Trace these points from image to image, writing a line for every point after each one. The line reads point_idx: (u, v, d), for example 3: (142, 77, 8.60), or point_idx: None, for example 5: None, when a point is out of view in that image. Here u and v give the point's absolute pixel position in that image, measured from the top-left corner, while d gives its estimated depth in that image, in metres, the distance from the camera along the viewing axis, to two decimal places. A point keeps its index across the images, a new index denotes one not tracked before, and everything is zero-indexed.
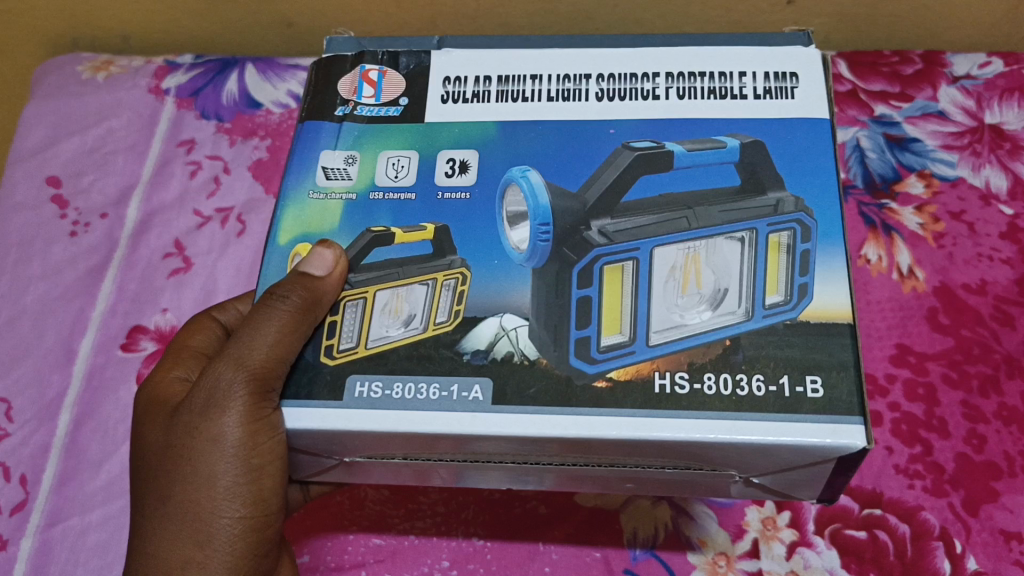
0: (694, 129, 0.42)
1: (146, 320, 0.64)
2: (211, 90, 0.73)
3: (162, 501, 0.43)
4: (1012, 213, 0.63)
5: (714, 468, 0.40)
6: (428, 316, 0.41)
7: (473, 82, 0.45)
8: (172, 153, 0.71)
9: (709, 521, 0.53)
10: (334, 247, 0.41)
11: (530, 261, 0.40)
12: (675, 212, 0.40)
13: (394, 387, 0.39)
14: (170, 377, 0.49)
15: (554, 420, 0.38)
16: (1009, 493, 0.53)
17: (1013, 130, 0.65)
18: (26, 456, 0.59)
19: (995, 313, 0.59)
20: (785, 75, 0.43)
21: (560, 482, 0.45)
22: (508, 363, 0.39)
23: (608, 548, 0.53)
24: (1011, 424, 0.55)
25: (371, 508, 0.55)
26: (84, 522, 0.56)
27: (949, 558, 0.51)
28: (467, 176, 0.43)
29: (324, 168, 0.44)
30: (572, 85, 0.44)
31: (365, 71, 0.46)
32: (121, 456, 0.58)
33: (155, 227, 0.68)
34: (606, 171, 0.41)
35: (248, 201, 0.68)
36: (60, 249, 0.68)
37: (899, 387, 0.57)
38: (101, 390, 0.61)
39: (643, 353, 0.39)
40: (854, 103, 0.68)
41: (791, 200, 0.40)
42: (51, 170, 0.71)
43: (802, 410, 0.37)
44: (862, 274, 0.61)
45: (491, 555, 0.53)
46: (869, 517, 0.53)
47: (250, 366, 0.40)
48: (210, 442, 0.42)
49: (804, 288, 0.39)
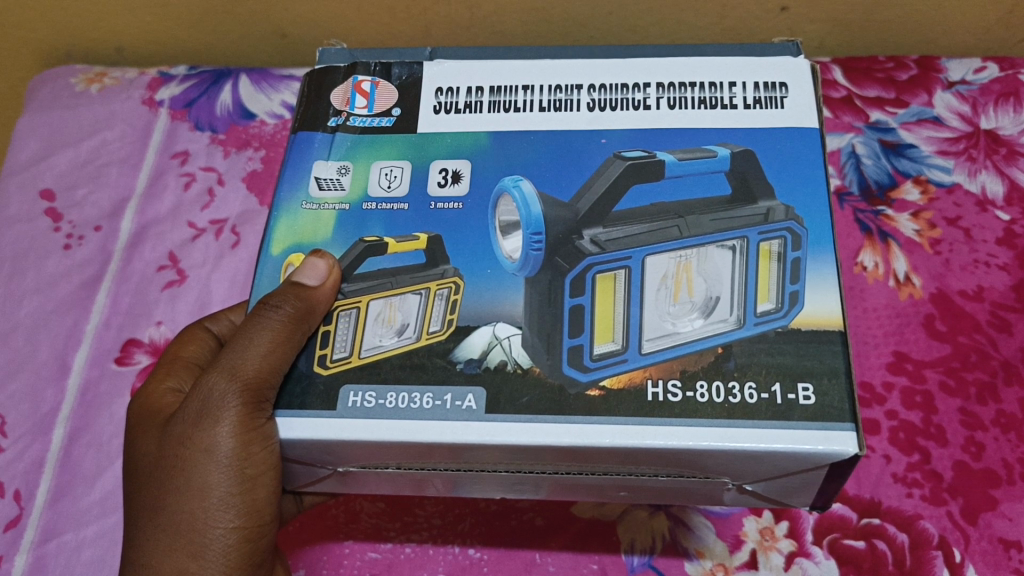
0: (685, 138, 0.43)
1: (140, 333, 0.64)
2: (205, 101, 0.74)
3: (156, 511, 0.43)
4: (1009, 219, 0.63)
5: (707, 476, 0.40)
6: (421, 325, 0.41)
7: (466, 92, 0.45)
8: (166, 165, 0.72)
9: (706, 531, 0.53)
10: (327, 256, 0.41)
11: (523, 269, 0.40)
12: (667, 221, 0.40)
13: (387, 397, 0.39)
14: (163, 389, 0.49)
15: (547, 428, 0.38)
16: (1008, 501, 0.52)
17: (1009, 136, 0.65)
18: (20, 471, 0.59)
19: (992, 319, 0.59)
20: (775, 85, 0.43)
21: (555, 489, 0.45)
22: (502, 372, 0.39)
23: (605, 557, 0.53)
24: (1009, 432, 0.55)
25: (367, 522, 0.55)
26: (78, 537, 0.56)
27: (949, 567, 0.51)
28: (460, 186, 0.43)
29: (317, 179, 0.44)
30: (565, 95, 0.44)
31: (358, 81, 0.46)
32: (115, 470, 0.58)
33: (150, 240, 0.69)
34: (598, 180, 0.41)
35: (243, 213, 0.69)
36: (54, 262, 0.68)
37: (896, 395, 0.57)
38: (95, 405, 0.61)
39: (635, 361, 0.39)
40: (849, 109, 0.68)
41: (782, 208, 0.41)
42: (45, 184, 0.71)
43: (794, 417, 0.37)
44: (858, 281, 0.61)
45: (487, 567, 0.53)
46: (868, 526, 0.52)
47: (243, 376, 0.40)
48: (204, 453, 0.42)
49: (795, 296, 0.39)
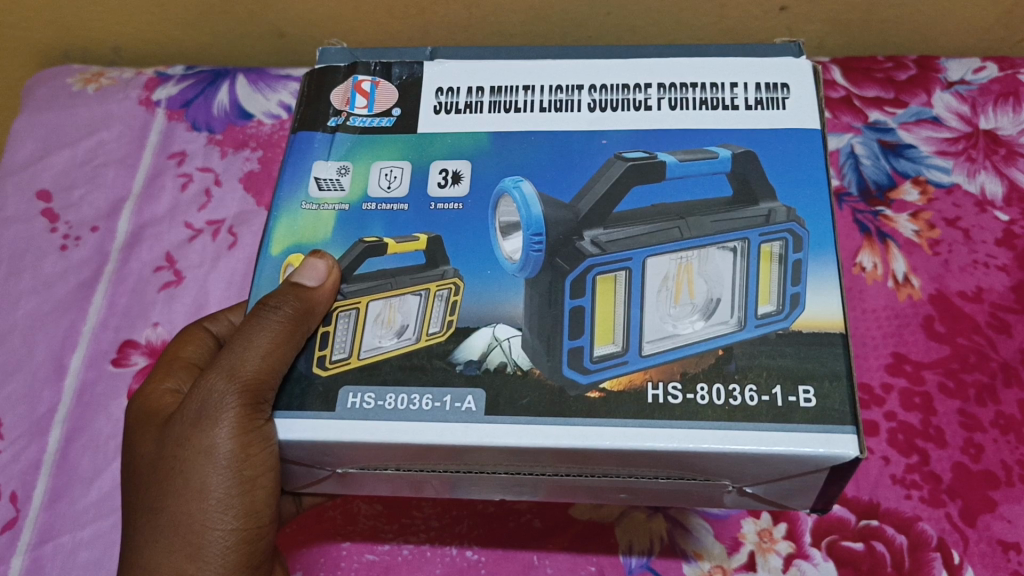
0: (686, 139, 0.42)
1: (138, 334, 0.64)
2: (203, 101, 0.73)
3: (154, 513, 0.42)
4: (1008, 220, 0.63)
5: (707, 478, 0.40)
6: (421, 326, 0.40)
7: (466, 92, 0.45)
8: (163, 165, 0.71)
9: (704, 533, 0.53)
10: (327, 257, 0.41)
11: (523, 271, 0.40)
12: (668, 222, 0.40)
13: (387, 398, 0.39)
14: (162, 389, 0.49)
15: (548, 430, 0.38)
16: (1007, 503, 0.52)
17: (1009, 136, 0.65)
18: (17, 473, 0.59)
19: (991, 321, 0.59)
20: (776, 86, 0.43)
21: (553, 492, 0.45)
22: (501, 373, 0.39)
23: (603, 559, 0.53)
24: (1008, 433, 0.55)
25: (364, 524, 0.55)
26: (75, 539, 0.56)
27: (947, 569, 0.51)
28: (460, 186, 0.43)
29: (316, 179, 0.44)
30: (565, 95, 0.44)
31: (357, 82, 0.46)
32: (113, 471, 0.58)
33: (147, 240, 0.68)
34: (598, 181, 0.41)
35: (241, 213, 0.69)
36: (51, 263, 0.68)
37: (895, 396, 0.57)
38: (92, 406, 0.61)
39: (635, 363, 0.39)
40: (848, 110, 0.68)
41: (783, 210, 0.40)
42: (42, 184, 0.71)
43: (794, 419, 0.37)
44: (857, 282, 0.61)
45: (485, 569, 0.53)
46: (866, 528, 0.52)
47: (242, 377, 0.40)
48: (203, 455, 0.42)
49: (796, 298, 0.39)
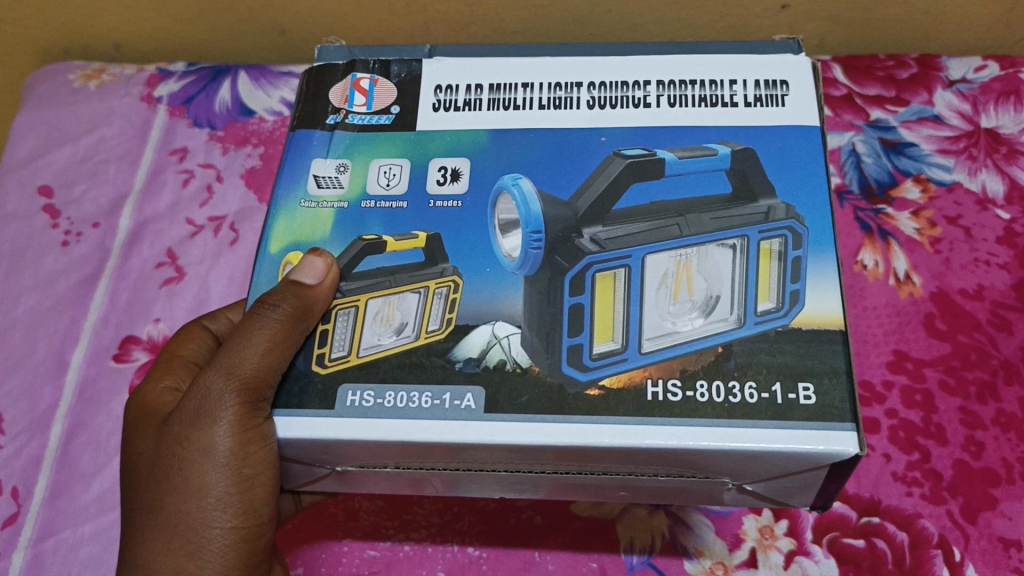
0: (685, 136, 0.42)
1: (139, 330, 0.64)
2: (204, 98, 0.73)
3: (153, 512, 0.42)
4: (1009, 218, 0.62)
5: (706, 475, 0.40)
6: (420, 324, 0.40)
7: (465, 90, 0.45)
8: (165, 162, 0.71)
9: (706, 530, 0.53)
10: (325, 255, 0.41)
11: (522, 269, 0.40)
12: (667, 219, 0.40)
13: (386, 396, 0.39)
14: (161, 388, 0.49)
15: (547, 428, 0.37)
16: (1007, 500, 0.52)
17: (1010, 135, 0.65)
18: (18, 469, 0.59)
19: (992, 318, 0.59)
20: (775, 83, 0.43)
21: (554, 489, 0.45)
22: (500, 371, 0.39)
23: (605, 556, 0.52)
24: (1009, 431, 0.54)
25: (365, 520, 0.55)
26: (76, 535, 0.56)
27: (948, 566, 0.51)
28: (459, 184, 0.43)
29: (315, 177, 0.44)
30: (564, 92, 0.44)
31: (356, 79, 0.46)
32: (113, 468, 0.58)
33: (148, 237, 0.68)
34: (597, 178, 0.41)
35: (242, 210, 0.69)
36: (52, 259, 0.68)
37: (896, 394, 0.57)
38: (93, 402, 0.61)
39: (635, 361, 0.39)
40: (849, 107, 0.68)
41: (782, 208, 0.40)
42: (43, 180, 0.71)
43: (794, 417, 0.37)
44: (858, 280, 0.61)
45: (487, 565, 0.53)
46: (867, 525, 0.52)
47: (241, 375, 0.40)
48: (201, 453, 0.42)
49: (796, 295, 0.39)
